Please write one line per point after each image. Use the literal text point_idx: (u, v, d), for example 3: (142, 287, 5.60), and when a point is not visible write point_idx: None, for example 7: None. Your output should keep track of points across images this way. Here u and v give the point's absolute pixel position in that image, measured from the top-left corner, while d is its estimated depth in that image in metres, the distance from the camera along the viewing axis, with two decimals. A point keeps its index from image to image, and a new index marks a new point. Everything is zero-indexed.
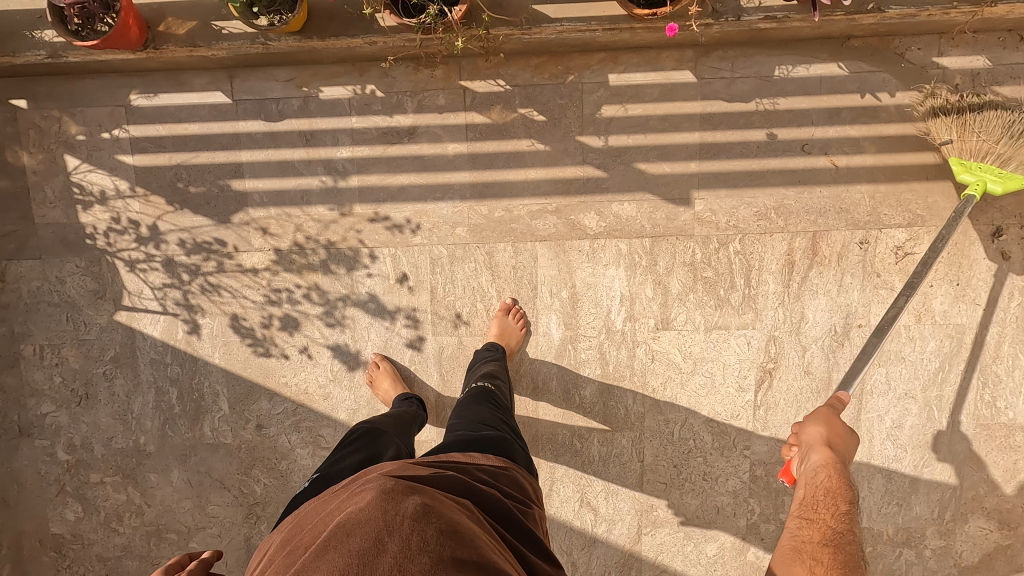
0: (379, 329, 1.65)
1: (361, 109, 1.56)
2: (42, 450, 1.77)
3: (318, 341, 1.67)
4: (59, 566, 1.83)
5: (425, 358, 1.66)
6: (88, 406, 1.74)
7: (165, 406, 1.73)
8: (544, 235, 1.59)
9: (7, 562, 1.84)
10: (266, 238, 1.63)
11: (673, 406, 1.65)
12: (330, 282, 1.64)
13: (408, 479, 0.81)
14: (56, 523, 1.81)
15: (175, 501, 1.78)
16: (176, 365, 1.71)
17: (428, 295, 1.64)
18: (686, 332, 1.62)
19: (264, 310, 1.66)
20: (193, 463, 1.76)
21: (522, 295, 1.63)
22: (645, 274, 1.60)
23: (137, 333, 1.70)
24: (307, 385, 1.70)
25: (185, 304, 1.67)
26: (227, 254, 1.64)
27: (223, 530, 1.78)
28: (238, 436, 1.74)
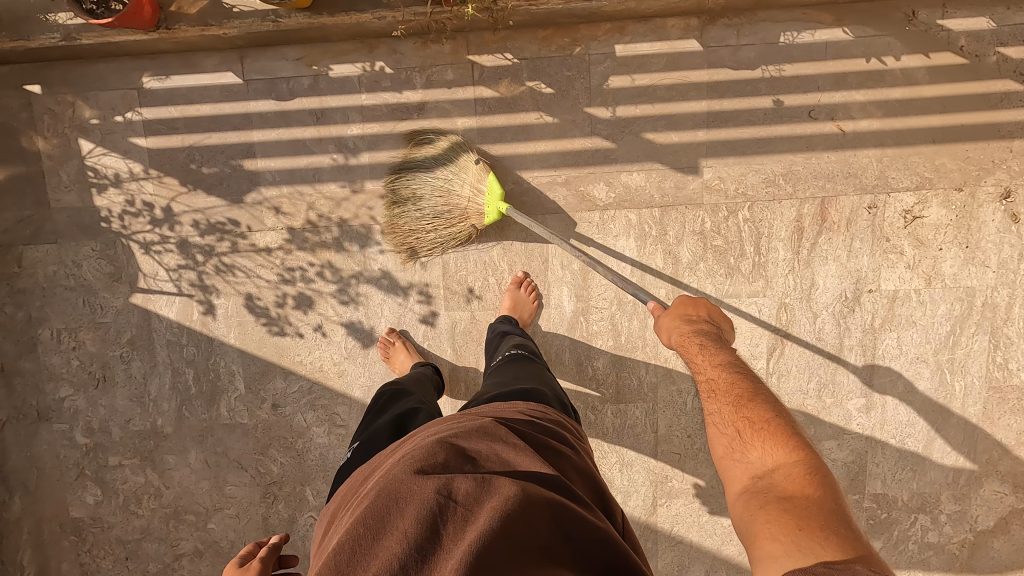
0: (393, 306, 1.67)
1: (371, 86, 1.58)
2: (61, 434, 1.79)
3: (332, 318, 1.69)
4: (79, 550, 1.85)
5: (439, 334, 1.68)
6: (105, 389, 1.76)
7: (181, 387, 1.75)
8: (553, 207, 1.61)
9: (27, 547, 1.86)
10: (279, 217, 1.65)
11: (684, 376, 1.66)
12: (343, 259, 1.66)
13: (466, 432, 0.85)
14: (76, 506, 1.83)
15: (193, 482, 1.80)
16: (191, 346, 1.73)
17: (440, 270, 1.65)
18: None
19: (278, 289, 1.68)
20: (210, 444, 1.78)
21: (533, 268, 1.64)
22: (655, 244, 1.61)
23: (153, 315, 1.71)
24: (321, 363, 1.72)
25: (199, 285, 1.69)
26: (241, 234, 1.66)
27: (241, 510, 1.81)
28: (254, 416, 1.75)
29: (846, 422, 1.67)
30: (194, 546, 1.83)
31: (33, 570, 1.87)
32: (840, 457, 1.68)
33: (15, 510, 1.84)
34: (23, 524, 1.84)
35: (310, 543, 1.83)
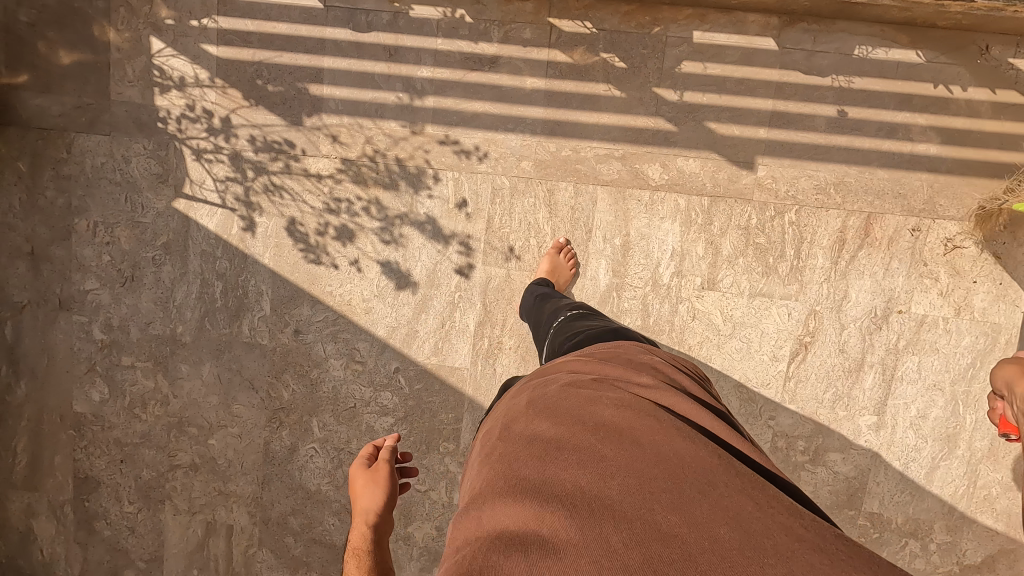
0: (432, 252, 1.68)
1: (448, 32, 1.60)
2: (78, 327, 1.79)
3: (369, 254, 1.70)
4: (76, 445, 1.85)
5: (471, 287, 1.70)
6: (132, 288, 1.76)
7: (207, 299, 1.75)
8: (606, 179, 1.63)
9: (25, 434, 1.86)
10: (334, 146, 1.66)
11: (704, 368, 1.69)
12: (391, 198, 1.67)
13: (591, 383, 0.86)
14: (80, 401, 1.83)
15: (202, 396, 1.80)
16: (225, 260, 1.73)
17: (483, 224, 1.67)
18: (730, 296, 1.66)
19: (321, 217, 1.69)
20: (226, 360, 1.78)
21: (576, 237, 1.66)
22: (699, 232, 1.64)
23: (192, 223, 1.72)
24: (350, 298, 1.72)
25: (244, 201, 1.70)
26: (294, 157, 1.67)
27: (245, 431, 1.81)
28: (274, 339, 1.76)
29: (854, 437, 1.69)
30: (192, 459, 1.84)
31: (28, 458, 1.87)
32: (843, 471, 1.70)
33: (20, 395, 1.83)
34: (24, 411, 1.84)
35: (307, 474, 1.84)
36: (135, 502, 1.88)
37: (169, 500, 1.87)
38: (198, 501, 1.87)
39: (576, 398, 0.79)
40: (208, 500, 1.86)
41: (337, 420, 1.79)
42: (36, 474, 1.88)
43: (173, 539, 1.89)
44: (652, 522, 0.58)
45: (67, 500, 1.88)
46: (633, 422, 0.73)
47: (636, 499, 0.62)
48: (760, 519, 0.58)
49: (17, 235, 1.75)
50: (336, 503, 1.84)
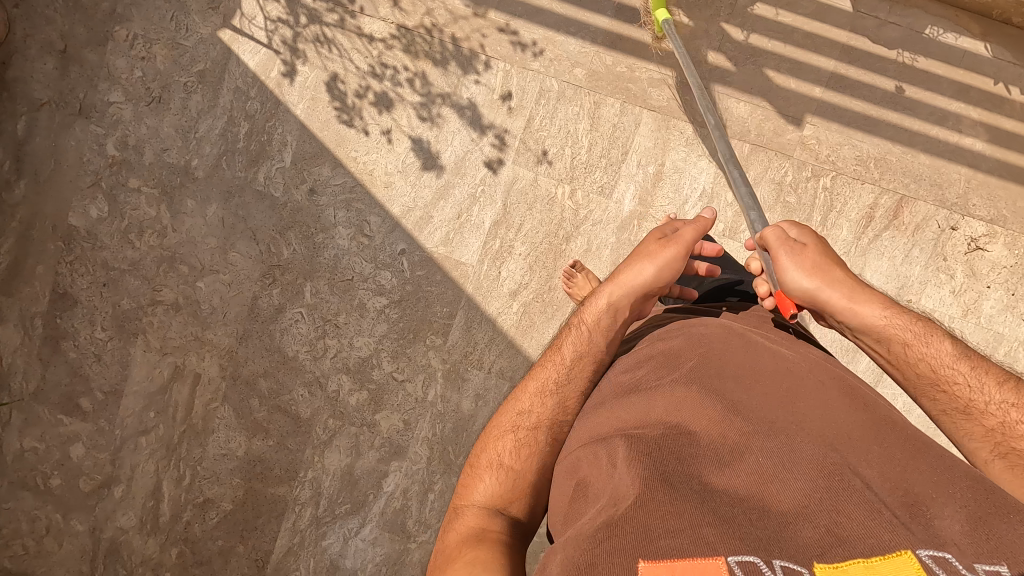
0: (465, 139, 1.66)
1: None
2: (93, 137, 1.74)
3: (402, 128, 1.67)
4: (61, 259, 1.80)
5: (496, 183, 1.68)
6: (156, 110, 1.72)
7: (229, 137, 1.72)
8: (655, 104, 1.62)
9: (11, 236, 1.80)
10: (394, 11, 1.65)
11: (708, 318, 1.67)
12: (438, 75, 1.65)
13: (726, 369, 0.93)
14: (76, 214, 1.78)
15: (201, 236, 1.76)
16: (257, 101, 1.70)
17: (523, 122, 1.65)
18: (749, 248, 1.65)
19: (364, 79, 1.66)
20: (233, 204, 1.74)
21: (611, 156, 1.65)
22: (733, 178, 1.63)
23: (233, 57, 1.69)
24: (373, 168, 1.70)
25: (290, 46, 1.68)
26: (351, 13, 1.66)
27: (235, 281, 1.77)
28: (288, 193, 1.73)
29: None
30: (176, 299, 1.80)
31: (7, 261, 1.81)
32: None
33: (16, 195, 1.78)
34: (16, 212, 1.79)
35: (287, 339, 1.80)
36: (108, 331, 1.83)
37: (143, 336, 1.82)
38: (171, 343, 1.82)
39: (734, 347, 0.97)
40: (181, 344, 1.82)
41: (331, 290, 1.76)
42: (13, 280, 1.82)
43: (138, 376, 1.85)
44: (808, 451, 0.77)
45: (39, 314, 1.83)
46: (787, 398, 0.87)
47: (792, 431, 0.81)
48: (890, 460, 0.78)
49: (54, 30, 1.72)
50: (310, 374, 1.81)
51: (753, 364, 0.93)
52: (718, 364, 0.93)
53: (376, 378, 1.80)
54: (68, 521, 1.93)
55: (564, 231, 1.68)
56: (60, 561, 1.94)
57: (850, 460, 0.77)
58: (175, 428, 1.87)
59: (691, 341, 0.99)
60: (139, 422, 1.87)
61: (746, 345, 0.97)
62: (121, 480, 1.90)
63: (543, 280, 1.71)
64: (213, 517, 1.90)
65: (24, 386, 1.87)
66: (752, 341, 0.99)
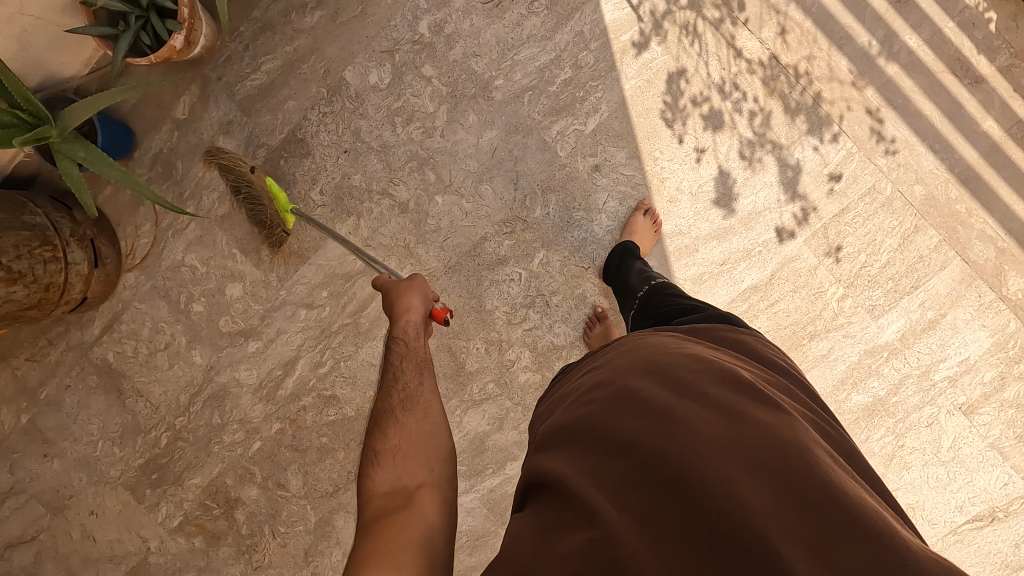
0: (771, 196, 1.59)
1: (963, 25, 1.48)
2: (412, 6, 1.63)
3: (717, 154, 1.59)
4: (318, 105, 1.70)
5: (776, 252, 1.61)
6: (489, 13, 1.61)
7: (546, 75, 1.61)
8: (971, 258, 1.55)
9: (278, 59, 1.69)
10: (778, 38, 1.53)
11: (644, 212, 1.61)
12: (782, 125, 1.56)
13: (659, 387, 0.88)
14: (354, 71, 1.67)
15: (464, 154, 1.67)
16: (593, 56, 1.59)
17: (836, 208, 1.58)
18: (975, 432, 1.62)
19: (708, 89, 1.57)
20: (513, 141, 1.65)
21: (899, 284, 1.58)
22: (999, 362, 1.59)
23: (592, 2, 1.57)
24: (666, 177, 1.62)
25: (656, 20, 1.56)
26: (733, 18, 1.54)
27: (473, 212, 1.69)
28: (573, 158, 1.63)
29: None
30: (405, 199, 1.71)
31: (262, 81, 1.71)
32: None
33: (306, 23, 1.67)
34: (297, 38, 1.68)
35: (490, 293, 1.71)
36: (324, 197, 1.74)
37: (355, 220, 1.72)
38: (377, 238, 1.74)
39: (695, 371, 0.90)
40: (385, 246, 1.73)
41: (561, 269, 1.69)
42: (259, 101, 1.72)
43: (329, 252, 1.77)
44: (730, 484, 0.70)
45: (266, 147, 1.73)
46: (717, 420, 0.79)
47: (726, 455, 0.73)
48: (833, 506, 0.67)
49: None
50: (495, 334, 1.73)
51: (704, 397, 0.83)
52: (643, 411, 0.83)
53: (555, 370, 1.74)
54: (190, 349, 1.88)
55: (815, 328, 1.63)
56: (163, 380, 1.90)
57: (766, 492, 0.68)
58: (340, 318, 1.81)
59: (640, 372, 0.94)
60: (308, 295, 1.80)
61: (694, 376, 0.89)
62: (260, 337, 1.84)
63: None
64: (331, 415, 1.86)
65: (214, 206, 1.78)
66: (715, 375, 0.89)
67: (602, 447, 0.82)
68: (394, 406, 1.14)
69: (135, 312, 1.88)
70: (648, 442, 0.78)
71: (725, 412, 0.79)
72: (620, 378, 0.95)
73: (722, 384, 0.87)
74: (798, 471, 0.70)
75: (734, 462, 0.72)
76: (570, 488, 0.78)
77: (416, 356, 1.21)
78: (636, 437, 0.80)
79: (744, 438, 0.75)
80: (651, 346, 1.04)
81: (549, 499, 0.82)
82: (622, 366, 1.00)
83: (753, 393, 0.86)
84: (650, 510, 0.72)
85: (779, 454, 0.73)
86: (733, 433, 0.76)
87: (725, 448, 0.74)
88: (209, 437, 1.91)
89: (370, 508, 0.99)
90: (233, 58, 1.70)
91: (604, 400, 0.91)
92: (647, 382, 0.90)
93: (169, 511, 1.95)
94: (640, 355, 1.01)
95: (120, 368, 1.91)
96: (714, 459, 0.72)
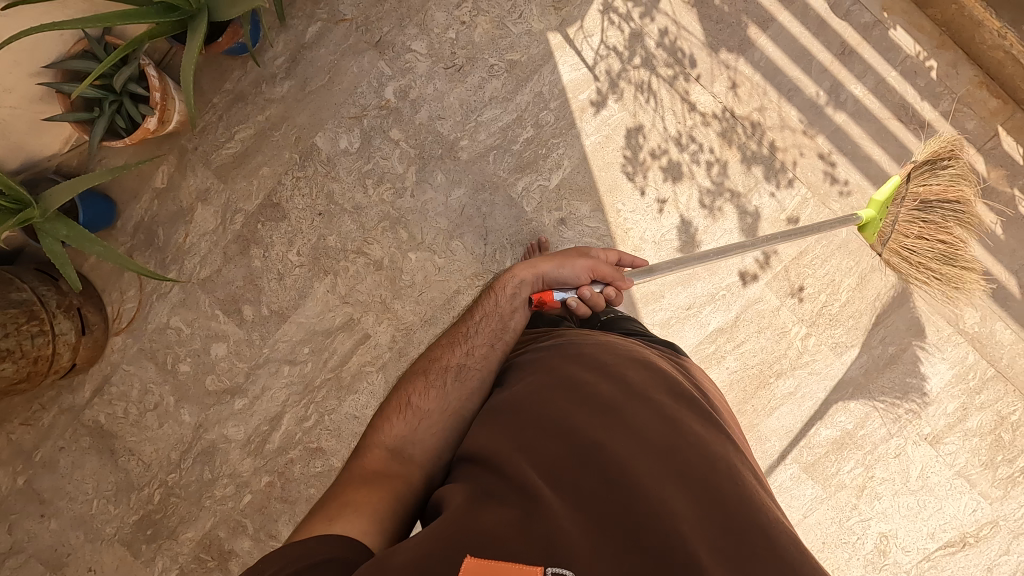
0: (732, 242, 1.64)
1: (905, 73, 1.53)
2: (377, 74, 1.69)
3: (679, 205, 1.64)
4: (291, 171, 1.76)
5: (739, 295, 1.66)
6: (452, 77, 1.67)
7: (509, 134, 1.67)
8: (927, 294, 1.60)
9: (251, 128, 1.75)
10: (729, 92, 1.59)
11: None
12: (738, 174, 1.61)
13: (603, 383, 0.93)
14: (325, 137, 1.73)
15: (435, 212, 1.73)
16: (553, 114, 1.65)
17: (794, 252, 1.63)
18: (941, 461, 1.66)
19: (665, 143, 1.62)
20: (481, 198, 1.70)
21: (860, 321, 1.63)
22: (961, 393, 1.63)
23: (550, 64, 1.64)
24: (630, 228, 1.66)
25: (612, 79, 1.62)
26: (687, 74, 1.60)
27: (446, 267, 1.74)
28: (539, 213, 1.68)
29: None
30: (380, 257, 1.76)
31: (237, 149, 1.77)
32: None
33: (276, 93, 1.73)
34: (268, 107, 1.74)
35: None
36: (302, 258, 1.79)
37: (333, 277, 1.79)
38: (355, 295, 1.79)
39: (637, 375, 0.97)
40: (365, 300, 1.79)
41: None
42: (235, 168, 1.78)
43: (309, 310, 1.82)
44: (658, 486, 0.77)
45: (244, 212, 1.79)
46: (652, 428, 0.86)
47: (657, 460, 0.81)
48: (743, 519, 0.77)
49: None
50: None
51: (644, 404, 0.91)
52: (587, 405, 0.89)
53: None
54: (178, 408, 1.92)
55: (781, 367, 1.67)
56: (153, 439, 1.95)
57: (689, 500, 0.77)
58: (321, 373, 1.85)
59: (585, 364, 0.99)
60: (290, 352, 1.85)
61: (637, 381, 0.96)
62: (246, 394, 1.89)
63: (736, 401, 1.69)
64: (316, 467, 1.89)
65: (195, 270, 1.84)
66: (654, 385, 0.96)
67: (543, 425, 0.85)
68: (442, 369, 1.02)
69: (124, 374, 1.93)
70: (590, 433, 0.83)
71: (664, 420, 0.88)
72: (564, 363, 0.99)
73: (660, 394, 0.95)
74: (717, 486, 0.80)
75: (663, 469, 0.80)
76: (505, 460, 0.80)
77: (442, 362, 1.03)
78: (578, 425, 0.85)
79: (677, 451, 0.83)
80: (596, 339, 1.09)
81: (479, 465, 0.82)
82: (567, 350, 1.03)
83: (685, 405, 0.94)
84: (580, 492, 0.77)
85: (702, 468, 0.82)
86: (665, 443, 0.84)
87: (661, 457, 0.82)
88: (200, 492, 1.95)
89: (349, 467, 0.93)
90: (207, 128, 1.76)
91: (548, 380, 0.94)
92: (593, 375, 0.95)
93: (164, 565, 1.97)
94: (586, 345, 1.05)
95: (113, 429, 1.95)
96: (648, 464, 0.80)
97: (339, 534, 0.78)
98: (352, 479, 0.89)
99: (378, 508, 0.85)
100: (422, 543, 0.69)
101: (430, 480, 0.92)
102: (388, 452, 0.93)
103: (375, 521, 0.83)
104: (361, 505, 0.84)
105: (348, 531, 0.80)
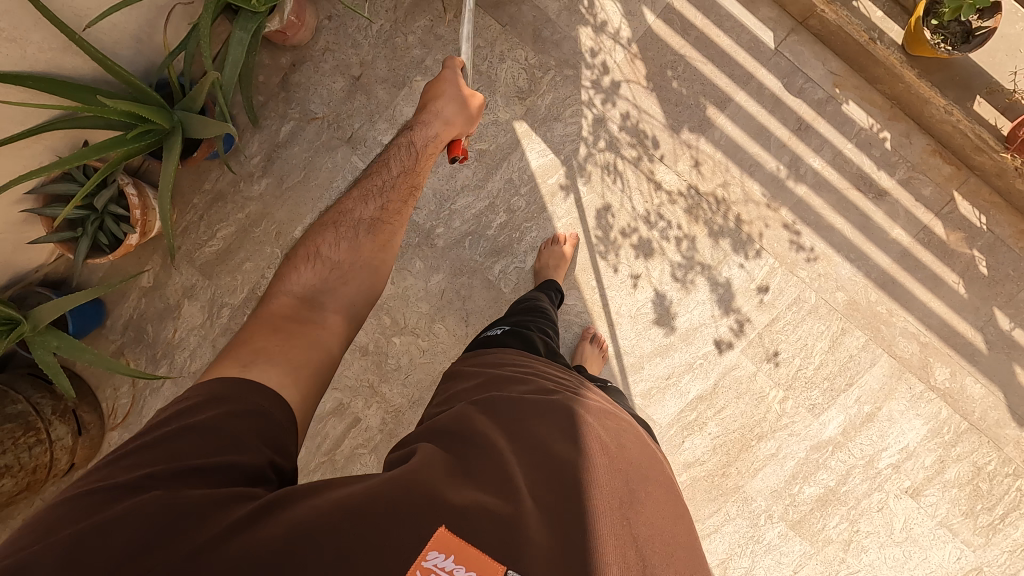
0: (706, 312, 1.68)
1: (861, 144, 1.60)
2: (351, 168, 1.74)
3: (652, 279, 1.68)
4: (274, 264, 1.80)
5: (717, 363, 1.70)
6: None
7: (483, 221, 1.71)
8: (898, 353, 1.65)
9: (233, 225, 1.80)
10: (693, 170, 1.64)
11: (589, 340, 1.67)
12: (707, 247, 1.66)
13: (596, 417, 0.90)
14: (304, 230, 1.77)
15: (416, 297, 1.75)
16: (524, 199, 1.70)
17: (767, 318, 1.67)
18: (923, 512, 1.69)
19: (634, 222, 1.67)
20: (460, 283, 1.73)
21: (835, 382, 1.68)
22: (938, 446, 1.67)
23: (519, 151, 1.68)
24: (607, 304, 1.70)
25: (579, 163, 1.67)
26: (651, 156, 1.65)
27: (429, 351, 1.76)
28: (517, 294, 1.72)
29: None
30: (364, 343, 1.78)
31: (219, 245, 1.81)
32: None
33: (254, 190, 1.77)
34: (247, 205, 1.78)
35: None
36: None
37: None
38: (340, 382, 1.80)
39: (627, 431, 0.93)
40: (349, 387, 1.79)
41: None
42: (219, 264, 1.82)
43: None
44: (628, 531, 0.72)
45: (230, 305, 1.84)
46: (636, 476, 0.82)
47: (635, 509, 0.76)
48: None
49: (355, 56, 1.72)
50: None
51: (634, 457, 0.87)
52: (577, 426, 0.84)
53: None
54: None
55: (761, 430, 1.70)
56: None
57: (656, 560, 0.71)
58: None
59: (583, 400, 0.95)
60: None
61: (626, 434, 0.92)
62: None
63: (721, 463, 1.71)
64: None
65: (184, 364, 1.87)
66: (642, 447, 0.92)
67: (530, 428, 0.81)
68: (366, 222, 1.03)
69: None
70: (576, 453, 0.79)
71: (649, 480, 0.84)
72: (560, 390, 0.96)
73: (649, 458, 0.90)
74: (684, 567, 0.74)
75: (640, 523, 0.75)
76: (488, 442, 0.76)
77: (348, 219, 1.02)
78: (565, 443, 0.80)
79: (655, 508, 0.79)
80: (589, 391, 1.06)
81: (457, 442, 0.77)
82: (563, 384, 1.01)
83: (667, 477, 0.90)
84: (552, 501, 0.71)
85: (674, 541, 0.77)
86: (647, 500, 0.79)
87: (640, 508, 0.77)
88: None
89: (255, 315, 0.90)
90: (189, 227, 1.80)
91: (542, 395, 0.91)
92: (588, 409, 0.92)
93: None
94: (581, 391, 1.02)
95: None
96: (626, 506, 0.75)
97: (264, 386, 0.76)
98: (263, 325, 0.87)
99: (303, 357, 0.83)
100: (385, 498, 0.62)
101: (346, 333, 0.92)
102: (296, 298, 0.92)
103: (306, 378, 0.81)
104: (287, 354, 0.82)
105: (267, 379, 0.77)
